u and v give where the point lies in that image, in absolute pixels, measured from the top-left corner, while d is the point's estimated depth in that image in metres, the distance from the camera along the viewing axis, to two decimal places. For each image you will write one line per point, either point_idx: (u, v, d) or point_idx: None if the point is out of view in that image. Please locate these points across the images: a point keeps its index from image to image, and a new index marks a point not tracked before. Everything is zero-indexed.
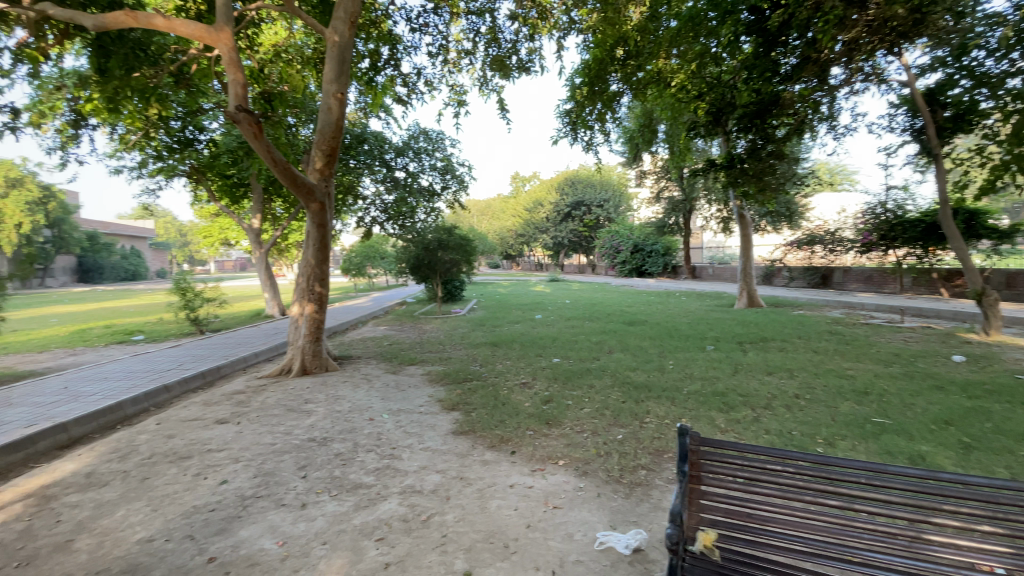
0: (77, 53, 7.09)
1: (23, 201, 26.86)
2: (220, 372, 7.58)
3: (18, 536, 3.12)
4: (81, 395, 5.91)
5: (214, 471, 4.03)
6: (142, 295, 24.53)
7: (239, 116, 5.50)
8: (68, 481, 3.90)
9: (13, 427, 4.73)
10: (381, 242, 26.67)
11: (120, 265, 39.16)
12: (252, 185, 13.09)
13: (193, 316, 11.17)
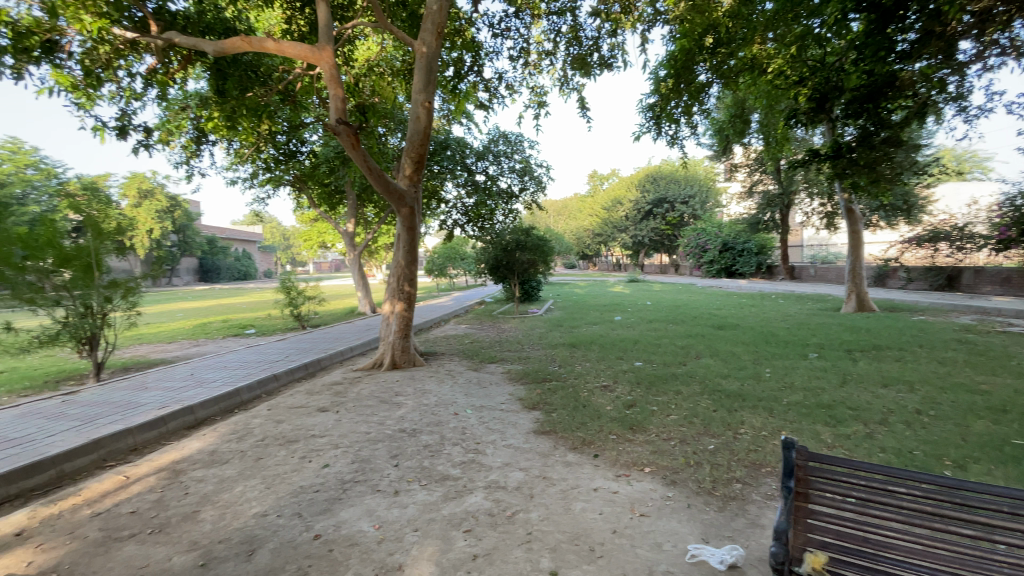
0: (199, 78, 7.98)
1: (158, 211, 30.82)
2: (320, 363, 8.23)
3: (159, 502, 3.59)
4: (204, 381, 6.73)
5: (316, 455, 4.38)
6: (252, 294, 27.27)
7: (339, 128, 5.96)
8: (197, 457, 4.44)
9: (153, 408, 5.46)
10: (461, 243, 27.48)
11: (234, 266, 43.87)
12: (346, 192, 14.04)
13: (296, 312, 12.24)
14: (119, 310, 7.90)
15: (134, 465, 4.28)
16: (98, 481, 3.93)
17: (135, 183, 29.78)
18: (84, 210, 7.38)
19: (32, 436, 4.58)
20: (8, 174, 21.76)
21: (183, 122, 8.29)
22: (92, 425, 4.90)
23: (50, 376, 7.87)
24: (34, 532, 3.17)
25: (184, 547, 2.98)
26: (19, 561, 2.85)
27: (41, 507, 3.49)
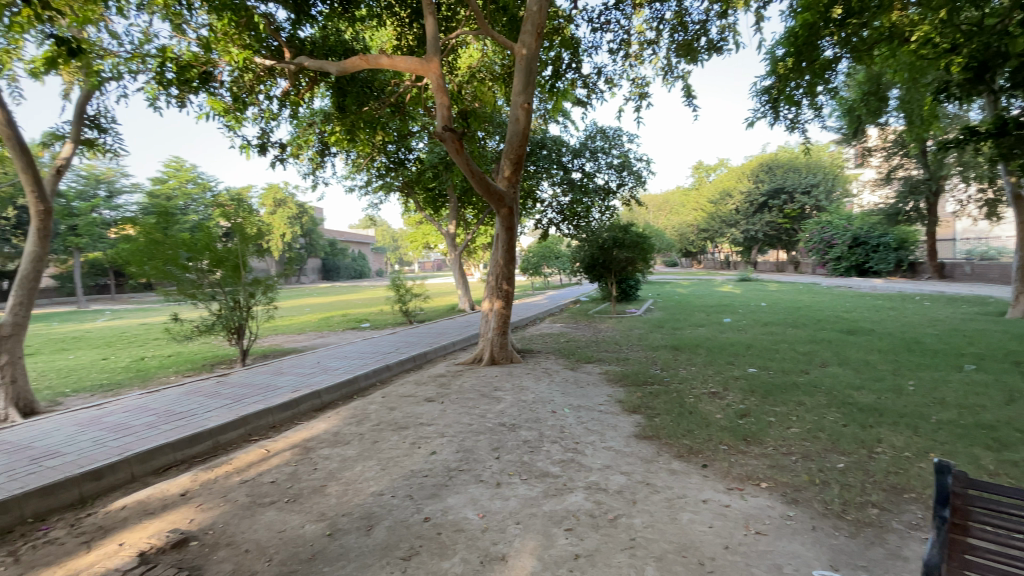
0: (323, 97, 8.83)
1: (289, 217, 34.73)
2: (425, 356, 8.75)
3: (293, 475, 4.05)
4: (328, 368, 7.52)
5: (425, 442, 4.66)
6: (366, 291, 29.73)
7: (445, 135, 6.28)
8: (324, 436, 4.95)
9: (287, 391, 6.19)
10: (556, 242, 27.49)
11: (351, 266, 48.17)
12: (448, 195, 14.72)
13: (404, 308, 13.13)
14: (261, 303, 9.08)
15: (273, 440, 4.87)
16: (245, 453, 4.52)
17: (272, 194, 33.91)
18: (233, 217, 8.56)
19: (196, 411, 5.41)
20: (178, 190, 25.92)
21: (310, 138, 9.23)
22: (240, 403, 5.68)
23: (209, 360, 9.26)
24: (198, 491, 3.75)
25: (314, 517, 3.33)
26: (188, 515, 3.38)
27: (203, 471, 4.11)
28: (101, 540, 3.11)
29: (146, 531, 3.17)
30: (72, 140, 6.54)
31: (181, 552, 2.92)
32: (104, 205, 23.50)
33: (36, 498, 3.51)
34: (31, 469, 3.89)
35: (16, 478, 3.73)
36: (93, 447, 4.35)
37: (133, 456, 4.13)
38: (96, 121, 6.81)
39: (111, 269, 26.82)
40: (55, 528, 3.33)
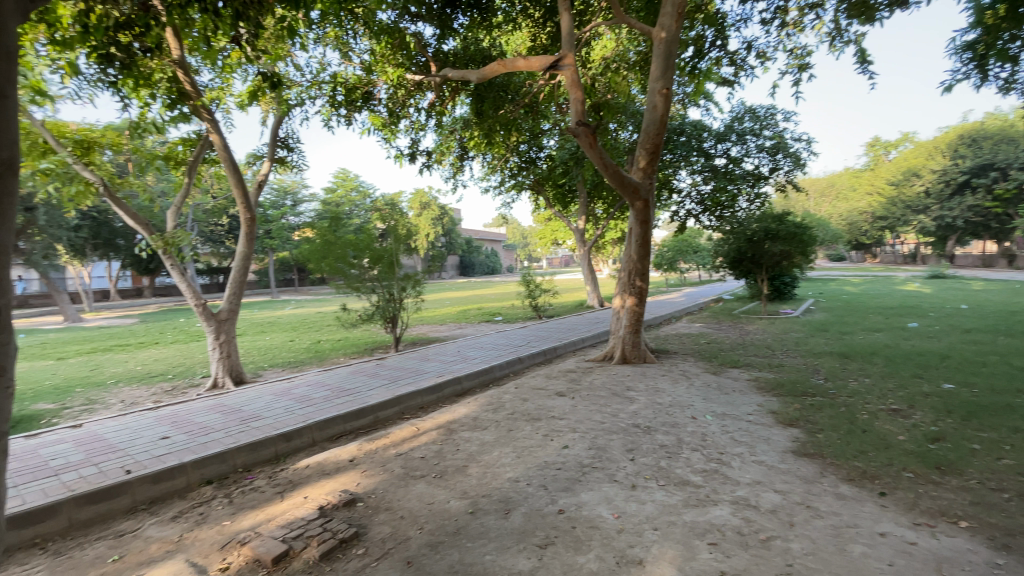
0: (464, 104, 9.39)
1: (432, 218, 37.76)
2: (556, 351, 8.87)
3: (439, 453, 4.42)
4: (468, 357, 8.06)
5: (558, 435, 4.72)
6: (499, 286, 31.13)
7: (579, 130, 6.26)
8: (463, 420, 5.30)
9: (433, 376, 6.77)
10: (694, 236, 25.72)
11: (485, 262, 50.75)
12: (580, 191, 14.64)
13: (535, 304, 13.44)
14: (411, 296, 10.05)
15: (421, 420, 5.36)
16: (398, 429, 5.05)
17: (418, 199, 37.22)
18: (387, 220, 9.58)
19: (360, 389, 6.20)
20: (344, 197, 29.88)
21: (452, 143, 9.90)
22: (394, 384, 6.37)
23: (368, 345, 10.55)
24: (362, 459, 4.30)
25: (457, 495, 3.59)
26: (355, 479, 3.88)
27: (365, 442, 4.68)
28: (291, 491, 3.74)
29: (324, 488, 3.73)
30: (270, 159, 7.91)
31: (350, 510, 3.38)
32: (290, 213, 28.12)
33: (247, 452, 4.35)
34: (243, 428, 4.83)
35: (234, 433, 4.66)
36: (285, 414, 5.25)
37: (313, 424, 4.88)
38: (286, 141, 8.13)
39: (295, 266, 32.02)
40: (260, 477, 4.09)
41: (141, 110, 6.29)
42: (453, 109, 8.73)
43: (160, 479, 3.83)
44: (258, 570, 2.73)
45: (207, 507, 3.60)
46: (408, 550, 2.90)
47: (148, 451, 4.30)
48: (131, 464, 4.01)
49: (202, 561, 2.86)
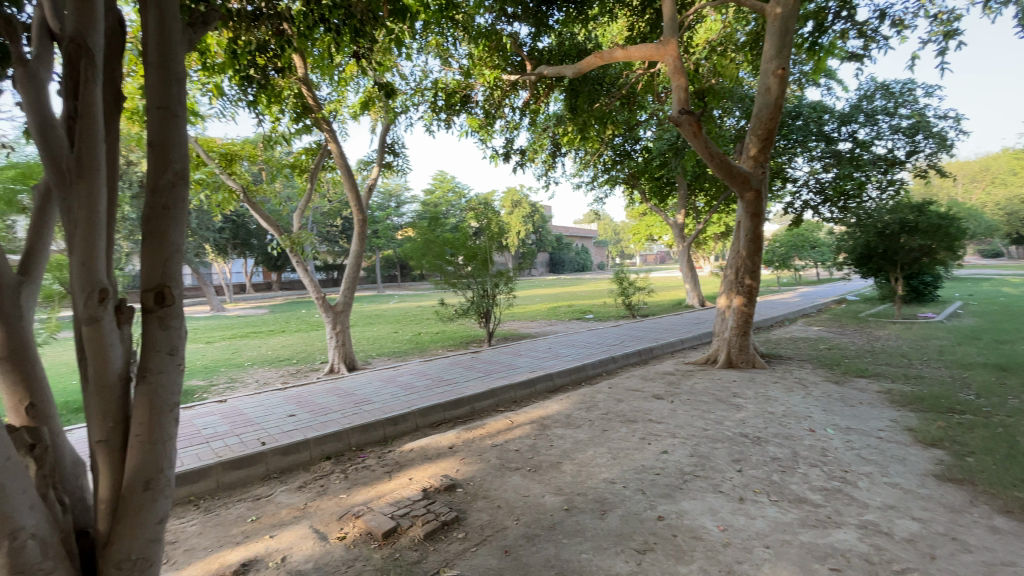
0: (558, 100, 9.33)
1: (525, 216, 38.07)
2: (653, 352, 8.54)
3: (533, 447, 4.47)
4: (560, 354, 8.06)
5: (656, 439, 4.54)
6: (591, 284, 30.71)
7: (682, 119, 5.94)
8: (557, 417, 5.30)
9: (526, 371, 6.87)
10: (811, 230, 23.28)
11: (576, 259, 50.34)
12: (679, 184, 13.92)
13: (629, 302, 13.07)
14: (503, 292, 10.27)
15: (516, 413, 5.46)
16: (494, 421, 5.19)
17: (511, 198, 37.82)
18: (481, 218, 9.86)
19: (457, 380, 6.47)
20: (442, 198, 31.32)
21: (545, 141, 9.90)
22: (490, 377, 6.56)
23: (463, 338, 10.98)
24: (460, 447, 4.48)
25: (553, 490, 3.61)
26: (454, 466, 4.06)
27: (463, 431, 4.87)
28: (398, 472, 4.00)
29: (426, 472, 3.94)
30: (378, 165, 8.51)
31: (450, 495, 3.54)
32: (394, 214, 30.10)
33: (359, 432, 4.74)
34: (356, 410, 5.27)
35: (348, 415, 5.11)
36: (391, 400, 5.64)
37: (416, 410, 5.19)
38: (392, 147, 8.69)
39: (398, 263, 34.26)
40: (370, 456, 4.44)
41: (272, 124, 7.08)
42: (548, 107, 8.72)
43: (288, 452, 4.31)
44: (371, 543, 2.96)
45: (327, 480, 3.98)
46: (506, 539, 2.97)
47: (278, 426, 4.86)
48: (265, 437, 4.57)
49: (323, 528, 3.17)
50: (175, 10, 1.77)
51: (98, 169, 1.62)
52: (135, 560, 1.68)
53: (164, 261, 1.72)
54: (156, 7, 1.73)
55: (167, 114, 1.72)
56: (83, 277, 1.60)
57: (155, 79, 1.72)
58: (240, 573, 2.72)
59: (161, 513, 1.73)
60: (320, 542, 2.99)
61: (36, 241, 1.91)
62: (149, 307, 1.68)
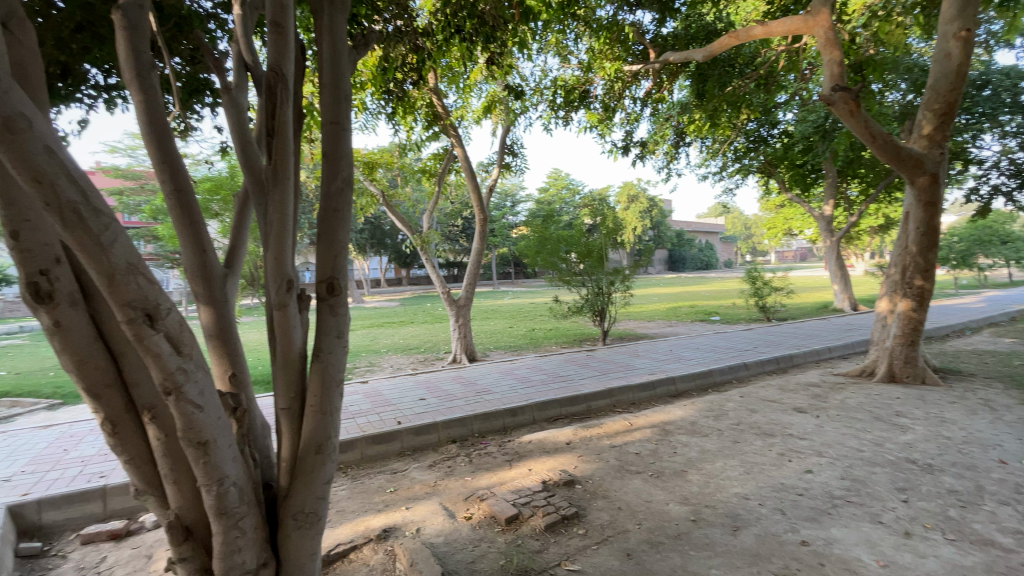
0: (683, 88, 8.80)
1: (642, 212, 36.57)
2: (792, 360, 7.69)
3: (655, 452, 4.31)
4: (682, 357, 7.64)
5: (797, 457, 4.10)
6: (715, 283, 28.57)
7: (835, 97, 5.24)
8: (680, 423, 5.05)
9: (645, 373, 6.63)
10: (1006, 220, 19.03)
11: (698, 257, 47.21)
12: (826, 171, 12.29)
13: (762, 304, 11.92)
14: (620, 291, 10.03)
15: (635, 416, 5.30)
16: (612, 421, 5.09)
17: (627, 192, 36.50)
18: (597, 214, 9.74)
19: (574, 377, 6.48)
20: (556, 196, 31.46)
21: (667, 131, 9.38)
22: (607, 377, 6.46)
23: (578, 336, 10.94)
24: (578, 444, 4.48)
25: (677, 499, 3.45)
26: (573, 462, 4.07)
27: (581, 428, 4.86)
28: (518, 462, 4.14)
29: (545, 465, 4.01)
30: (499, 166, 8.81)
31: (570, 490, 3.56)
32: (509, 212, 30.99)
33: (481, 420, 4.98)
34: (478, 399, 5.55)
35: (471, 403, 5.40)
36: (510, 392, 5.83)
37: (534, 404, 5.31)
38: (511, 148, 8.94)
39: (513, 261, 35.21)
40: (491, 444, 4.65)
41: (406, 133, 7.71)
42: (673, 96, 8.25)
43: (419, 433, 4.69)
44: (495, 526, 3.10)
45: (453, 462, 4.25)
46: (627, 542, 2.91)
47: (410, 408, 5.31)
48: (399, 417, 5.02)
49: (451, 507, 3.40)
50: (344, 37, 2.01)
51: (288, 178, 1.89)
52: (308, 513, 1.96)
53: (333, 257, 1.97)
54: (329, 35, 1.97)
55: (338, 128, 1.97)
56: (276, 270, 1.89)
57: (328, 98, 1.97)
58: (383, 538, 3.03)
59: (327, 475, 1.98)
60: (449, 519, 3.21)
61: (235, 241, 2.29)
62: (322, 296, 1.94)
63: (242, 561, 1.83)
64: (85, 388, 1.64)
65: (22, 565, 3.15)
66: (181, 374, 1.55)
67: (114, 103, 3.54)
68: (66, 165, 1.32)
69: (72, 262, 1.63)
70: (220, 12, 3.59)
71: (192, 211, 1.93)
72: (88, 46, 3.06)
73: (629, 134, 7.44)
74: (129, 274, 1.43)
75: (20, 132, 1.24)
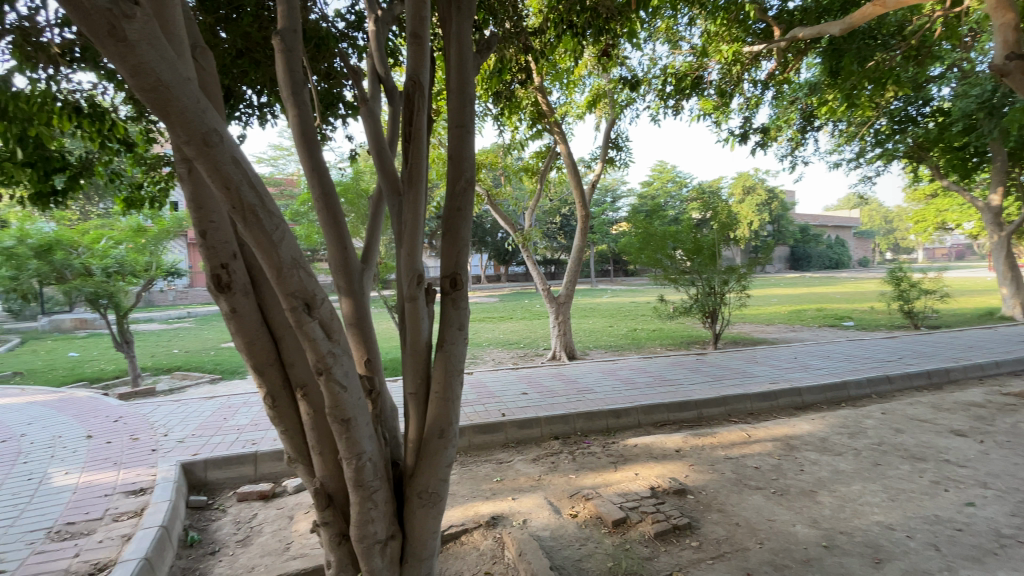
0: (812, 66, 7.93)
1: (757, 204, 33.57)
2: (948, 375, 6.60)
3: (777, 468, 3.95)
4: (808, 366, 6.92)
5: (956, 487, 3.53)
6: (846, 283, 25.38)
7: (1010, 68, 4.41)
8: (806, 438, 4.58)
9: (764, 381, 6.11)
10: None
11: (824, 254, 42.34)
12: (994, 154, 10.29)
13: (907, 308, 10.39)
14: (733, 291, 9.34)
15: (753, 427, 4.91)
16: (727, 430, 4.76)
17: (741, 182, 33.67)
18: (709, 208, 9.18)
19: (683, 382, 6.17)
20: (660, 189, 30.16)
21: (792, 116, 8.52)
22: (720, 383, 6.06)
23: (685, 339, 10.39)
24: (689, 452, 4.26)
25: (805, 521, 3.14)
26: (684, 470, 3.88)
27: (691, 436, 4.62)
28: (624, 465, 4.04)
29: (653, 471, 3.87)
30: (603, 160, 8.67)
31: (681, 500, 3.40)
32: (610, 209, 30.38)
33: (585, 419, 4.94)
34: (580, 398, 5.52)
35: (574, 401, 5.38)
36: (614, 393, 5.71)
37: (640, 407, 5.15)
38: (616, 142, 8.74)
39: (612, 258, 34.45)
40: (595, 444, 4.59)
41: (511, 133, 7.86)
42: (800, 77, 7.48)
43: (523, 427, 4.78)
44: (602, 528, 3.06)
45: (557, 458, 4.27)
46: (746, 560, 2.71)
47: (514, 401, 5.43)
48: (503, 409, 5.17)
49: (556, 503, 3.42)
50: (471, 42, 2.09)
51: (420, 179, 2.02)
52: (431, 493, 2.09)
53: (457, 253, 2.07)
54: (457, 41, 2.06)
55: (463, 131, 2.06)
56: (408, 266, 2.03)
57: (455, 103, 2.07)
58: (492, 525, 3.13)
59: (448, 459, 2.10)
60: (555, 515, 3.23)
61: (368, 239, 2.50)
62: (447, 290, 2.04)
63: (374, 531, 2.00)
64: (253, 366, 1.89)
65: (194, 514, 3.74)
66: (331, 358, 1.73)
67: (264, 119, 4.05)
68: (249, 174, 1.52)
69: (245, 257, 1.88)
70: (351, 30, 3.94)
71: (337, 212, 2.12)
72: (246, 70, 3.53)
73: (746, 121, 6.89)
74: (294, 268, 1.62)
75: (215, 145, 1.40)
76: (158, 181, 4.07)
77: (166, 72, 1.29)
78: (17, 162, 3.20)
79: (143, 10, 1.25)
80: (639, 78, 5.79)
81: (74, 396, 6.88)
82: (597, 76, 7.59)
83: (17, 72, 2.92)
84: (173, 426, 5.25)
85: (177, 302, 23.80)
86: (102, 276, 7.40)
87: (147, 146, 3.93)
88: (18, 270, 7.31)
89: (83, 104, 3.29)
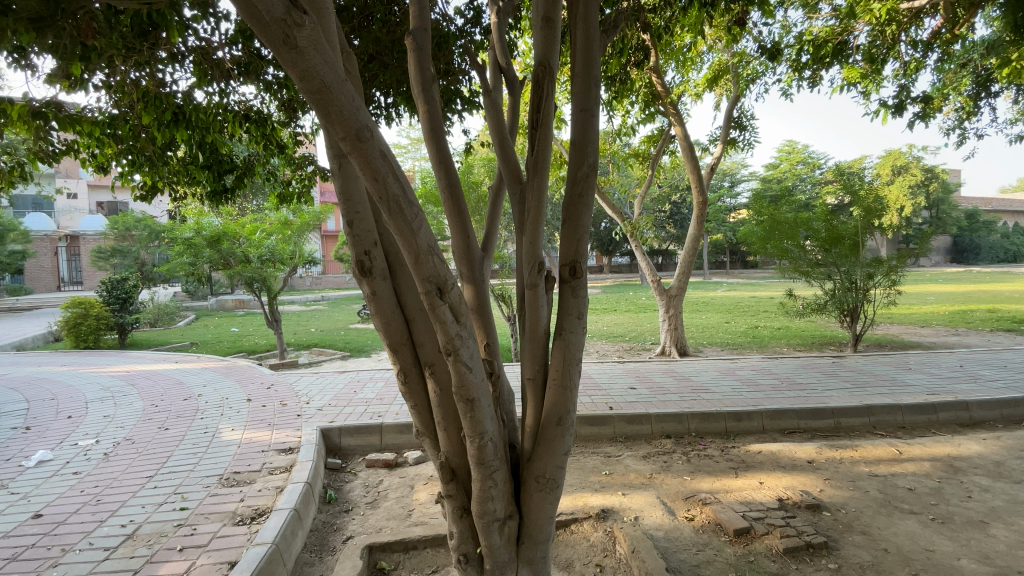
0: (992, 19, 6.58)
1: (911, 185, 28.76)
2: None
3: (938, 492, 3.39)
4: (978, 377, 5.83)
5: None
6: None
7: None
8: (974, 460, 3.89)
9: (921, 392, 5.26)
10: None
11: (999, 245, 35.37)
12: None
13: None
14: (880, 286, 8.14)
15: (905, 442, 4.27)
16: (873, 444, 4.19)
17: (889, 161, 29.16)
18: (851, 191, 8.08)
19: (817, 387, 5.54)
20: (788, 171, 27.26)
21: (963, 81, 7.12)
22: (863, 391, 5.34)
23: (816, 339, 9.32)
24: (824, 465, 3.83)
25: (973, 555, 2.67)
26: (817, 484, 3.50)
27: (827, 447, 4.14)
28: (745, 472, 3.75)
29: (781, 481, 3.55)
30: (722, 142, 8.01)
31: (815, 516, 3.07)
32: (727, 194, 28.22)
33: (699, 420, 4.67)
34: (695, 397, 5.22)
35: (688, 400, 5.10)
36: (733, 394, 5.31)
37: (764, 411, 4.72)
38: (740, 120, 8.03)
39: (727, 248, 32.05)
40: (712, 446, 4.33)
41: (621, 117, 7.56)
42: (975, 33, 6.24)
43: (632, 422, 4.65)
44: (721, 535, 2.87)
45: (670, 458, 4.10)
46: None
47: (622, 396, 5.30)
48: (611, 402, 5.08)
49: (670, 503, 3.28)
50: (597, 23, 2.03)
51: (546, 169, 2.04)
52: (548, 479, 2.11)
53: (576, 241, 2.03)
54: (584, 23, 2.01)
55: (588, 115, 2.01)
56: (529, 254, 2.04)
57: (580, 87, 2.03)
58: (602, 518, 3.09)
59: (566, 447, 2.10)
60: (669, 516, 3.10)
61: (489, 228, 2.55)
62: (566, 278, 2.02)
63: (494, 509, 2.08)
64: (388, 344, 2.04)
65: (331, 474, 4.21)
66: (459, 340, 1.80)
67: (391, 118, 4.33)
68: (393, 167, 1.63)
69: (384, 243, 2.03)
70: (469, 26, 4.06)
71: (461, 203, 2.17)
72: (376, 74, 3.77)
73: (902, 89, 5.88)
74: (430, 254, 1.71)
75: (367, 140, 1.52)
76: (304, 178, 4.55)
77: (328, 75, 1.42)
78: (198, 165, 3.78)
79: (310, 18, 1.37)
80: (772, 45, 5.19)
81: (236, 364, 8.09)
82: (718, 51, 7.10)
83: (198, 87, 3.43)
84: (314, 396, 5.95)
85: (314, 287, 26.88)
86: (259, 262, 8.61)
87: (296, 148, 4.45)
88: (195, 257, 8.55)
89: (248, 112, 3.82)
